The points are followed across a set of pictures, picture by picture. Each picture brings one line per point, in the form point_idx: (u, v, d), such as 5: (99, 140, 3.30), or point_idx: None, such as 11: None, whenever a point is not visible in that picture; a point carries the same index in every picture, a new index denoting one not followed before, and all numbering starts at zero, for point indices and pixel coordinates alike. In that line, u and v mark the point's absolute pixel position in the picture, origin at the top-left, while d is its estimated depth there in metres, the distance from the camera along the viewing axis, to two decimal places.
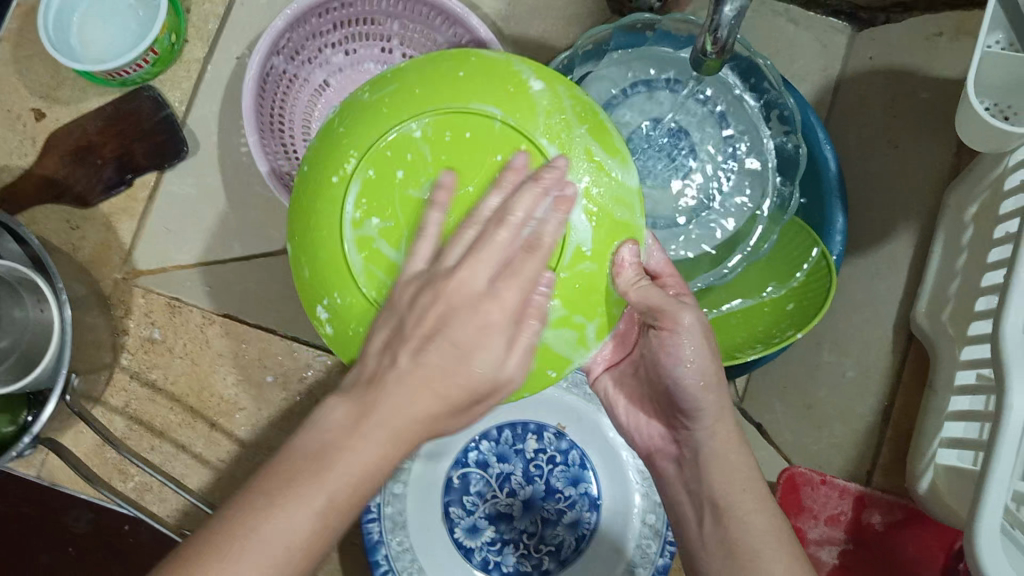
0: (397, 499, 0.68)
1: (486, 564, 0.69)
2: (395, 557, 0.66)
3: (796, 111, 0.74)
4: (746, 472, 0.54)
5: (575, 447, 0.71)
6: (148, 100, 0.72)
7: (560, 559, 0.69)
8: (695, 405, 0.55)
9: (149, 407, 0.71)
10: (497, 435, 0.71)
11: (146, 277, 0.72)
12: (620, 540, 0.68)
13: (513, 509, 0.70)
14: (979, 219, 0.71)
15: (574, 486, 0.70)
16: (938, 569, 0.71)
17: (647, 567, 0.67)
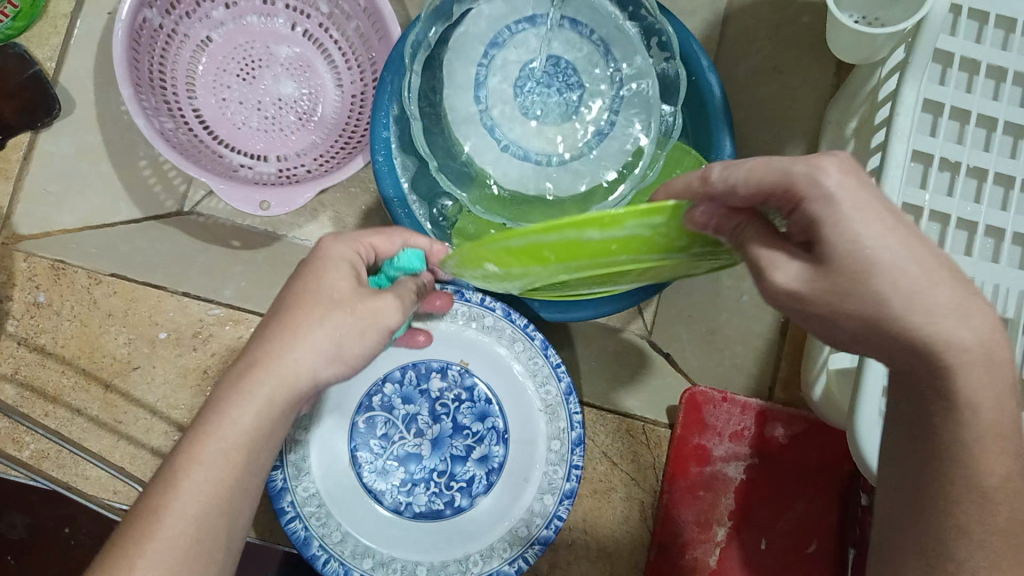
0: (301, 446, 0.67)
1: (397, 505, 0.69)
2: (302, 503, 0.65)
3: (673, 36, 0.75)
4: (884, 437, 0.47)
5: (478, 383, 0.72)
6: (13, 57, 0.69)
7: (472, 495, 0.70)
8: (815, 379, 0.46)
9: (40, 372, 0.68)
10: (400, 376, 0.72)
11: (26, 241, 0.70)
12: (529, 468, 0.69)
13: (422, 448, 0.71)
14: (859, 132, 0.73)
15: (481, 421, 0.71)
16: (840, 475, 0.73)
17: (555, 492, 0.67)
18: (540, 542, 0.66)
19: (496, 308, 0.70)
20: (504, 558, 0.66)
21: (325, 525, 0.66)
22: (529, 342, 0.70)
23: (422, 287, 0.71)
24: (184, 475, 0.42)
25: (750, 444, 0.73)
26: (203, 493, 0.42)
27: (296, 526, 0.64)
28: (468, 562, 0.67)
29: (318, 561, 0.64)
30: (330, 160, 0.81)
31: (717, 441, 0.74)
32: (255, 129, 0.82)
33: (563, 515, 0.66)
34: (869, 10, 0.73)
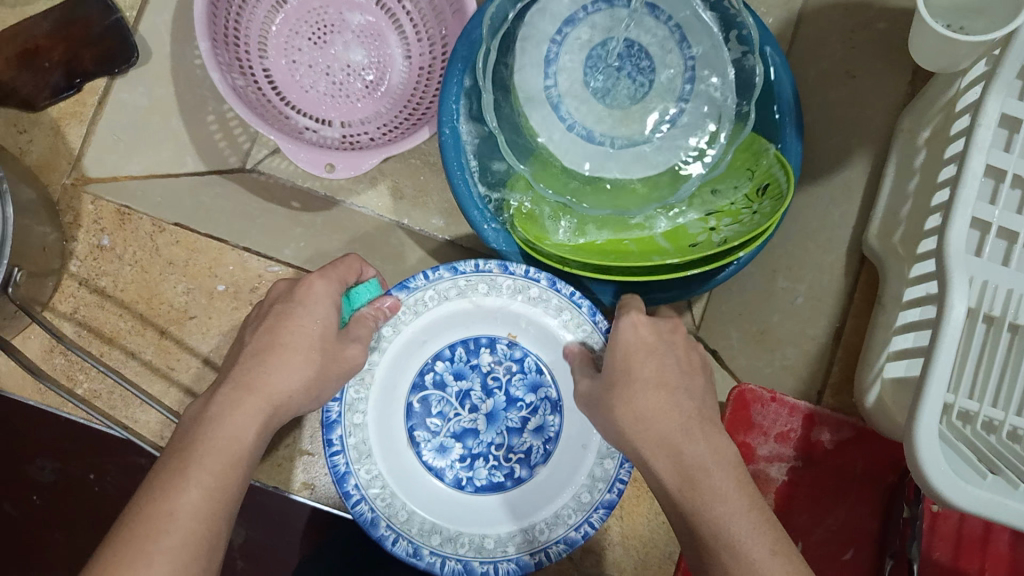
0: (360, 429, 0.67)
1: (459, 481, 0.71)
2: (367, 486, 0.66)
3: (754, 30, 0.74)
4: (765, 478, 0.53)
5: (528, 353, 0.72)
6: (96, 5, 0.70)
7: (530, 465, 0.71)
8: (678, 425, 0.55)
9: (98, 313, 0.69)
10: (450, 354, 0.72)
11: (95, 184, 0.71)
12: (586, 440, 0.69)
13: (478, 423, 0.72)
14: (932, 142, 0.72)
15: (534, 393, 0.72)
16: (883, 486, 0.72)
17: (614, 455, 0.67)
18: (605, 506, 0.66)
19: (541, 278, 0.68)
20: (569, 525, 0.66)
21: (391, 504, 0.66)
22: (576, 311, 0.69)
23: (466, 263, 0.69)
24: (181, 476, 0.48)
25: (794, 446, 0.73)
26: (204, 489, 0.48)
27: (362, 508, 0.65)
28: (534, 530, 0.67)
29: (387, 540, 0.65)
30: (394, 130, 0.81)
31: (763, 441, 0.73)
32: (322, 93, 0.83)
33: (625, 478, 0.66)
34: (953, 18, 0.72)
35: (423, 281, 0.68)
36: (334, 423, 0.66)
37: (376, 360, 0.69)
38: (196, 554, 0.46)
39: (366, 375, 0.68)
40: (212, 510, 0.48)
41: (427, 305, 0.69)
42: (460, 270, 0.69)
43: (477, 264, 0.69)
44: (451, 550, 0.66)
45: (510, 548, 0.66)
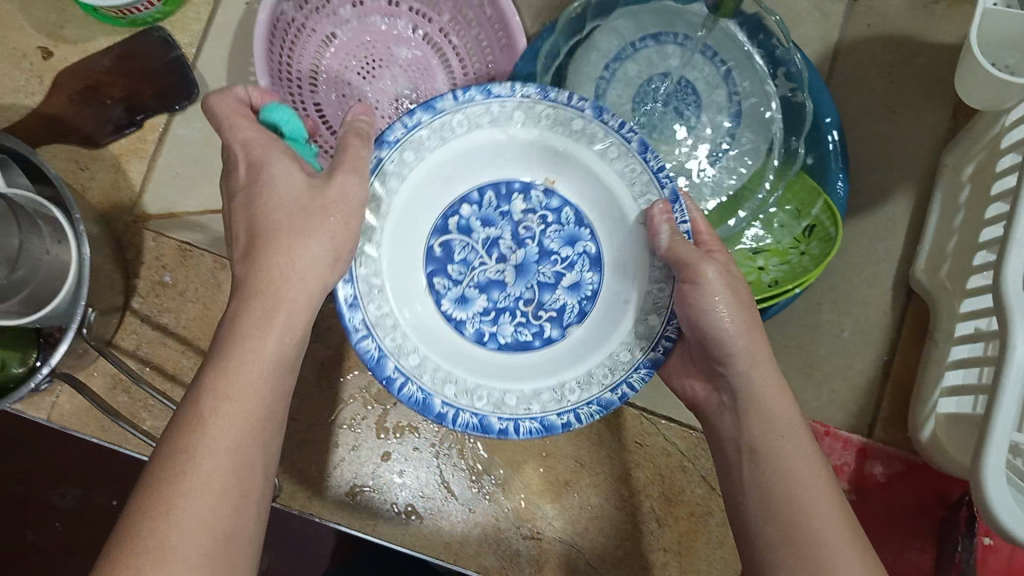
0: (371, 261, 0.61)
1: (480, 336, 0.65)
2: (375, 324, 0.60)
3: (803, 68, 0.74)
4: (795, 426, 0.55)
5: (568, 202, 0.66)
6: (157, 40, 0.70)
7: (563, 325, 0.65)
8: (728, 350, 0.57)
9: (160, 351, 0.69)
10: (478, 198, 0.66)
11: (154, 221, 0.71)
12: (637, 257, 0.64)
13: (506, 275, 0.65)
14: (976, 179, 0.73)
15: (571, 246, 0.66)
16: (935, 520, 0.73)
17: (664, 311, 0.61)
18: (647, 366, 0.61)
19: (586, 106, 0.62)
20: (605, 385, 0.61)
21: (400, 344, 0.60)
22: (625, 146, 0.62)
23: (499, 84, 0.62)
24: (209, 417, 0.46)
25: (848, 479, 0.75)
26: (236, 428, 0.46)
27: (368, 345, 0.59)
28: (564, 390, 0.61)
29: (394, 384, 0.59)
30: None
31: None
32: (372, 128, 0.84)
33: (673, 335, 0.61)
34: (999, 57, 0.71)
35: (452, 103, 0.61)
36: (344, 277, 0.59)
37: (394, 187, 0.62)
38: (228, 495, 0.45)
39: (384, 200, 0.62)
40: (234, 456, 0.46)
41: (454, 129, 0.63)
42: (494, 92, 0.61)
43: (511, 87, 0.61)
44: (467, 403, 0.60)
45: (535, 407, 0.60)
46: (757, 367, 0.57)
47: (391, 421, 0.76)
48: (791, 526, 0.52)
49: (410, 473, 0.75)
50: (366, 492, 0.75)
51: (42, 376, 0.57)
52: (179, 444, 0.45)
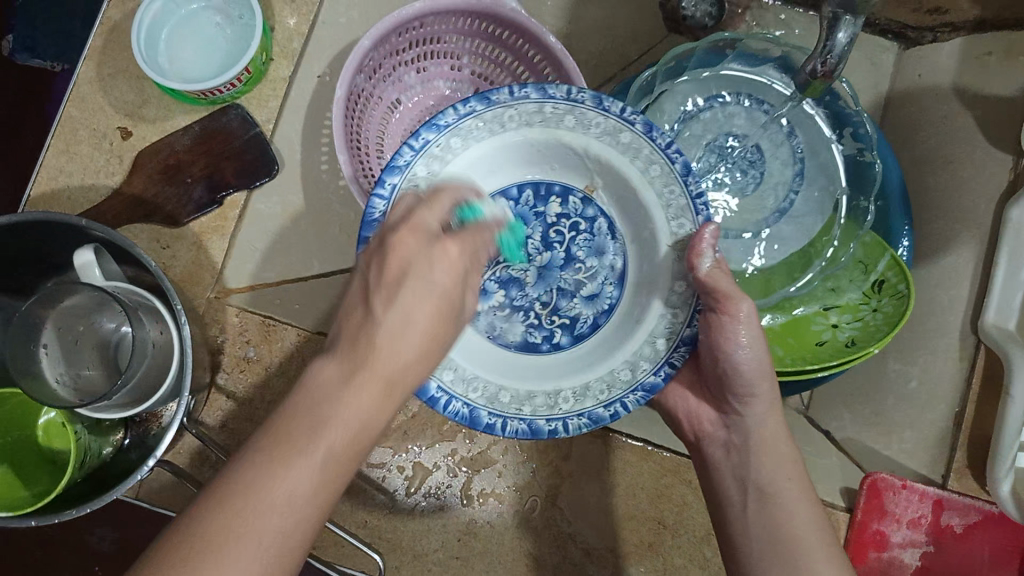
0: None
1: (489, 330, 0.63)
2: None
3: (871, 129, 0.76)
4: (792, 463, 0.59)
5: (603, 214, 0.64)
6: (237, 118, 0.72)
7: (575, 334, 0.63)
8: (748, 389, 0.59)
9: (245, 426, 0.70)
10: (517, 194, 0.65)
11: (237, 296, 0.73)
12: (655, 275, 0.60)
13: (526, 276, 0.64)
14: None
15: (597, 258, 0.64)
16: (1014, 570, 0.74)
17: (671, 338, 0.58)
18: (645, 389, 0.57)
19: (637, 120, 0.58)
20: (599, 401, 0.56)
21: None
22: (669, 167, 0.58)
23: (556, 86, 0.58)
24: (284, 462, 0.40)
25: (927, 531, 0.76)
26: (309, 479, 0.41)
27: None
28: (558, 397, 0.57)
29: (438, 404, 0.55)
30: None
31: (896, 526, 0.77)
32: None
33: (676, 363, 0.57)
34: None
35: (507, 97, 0.58)
36: (372, 221, 0.55)
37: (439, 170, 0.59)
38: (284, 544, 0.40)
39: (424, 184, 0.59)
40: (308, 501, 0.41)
41: (503, 124, 0.60)
42: (550, 94, 0.58)
43: (570, 89, 0.58)
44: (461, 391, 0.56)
45: (526, 408, 0.56)
46: (772, 413, 0.60)
47: (475, 489, 0.72)
48: (778, 544, 0.55)
49: (495, 541, 0.72)
50: (449, 564, 0.71)
51: (148, 469, 0.57)
52: (244, 487, 0.40)
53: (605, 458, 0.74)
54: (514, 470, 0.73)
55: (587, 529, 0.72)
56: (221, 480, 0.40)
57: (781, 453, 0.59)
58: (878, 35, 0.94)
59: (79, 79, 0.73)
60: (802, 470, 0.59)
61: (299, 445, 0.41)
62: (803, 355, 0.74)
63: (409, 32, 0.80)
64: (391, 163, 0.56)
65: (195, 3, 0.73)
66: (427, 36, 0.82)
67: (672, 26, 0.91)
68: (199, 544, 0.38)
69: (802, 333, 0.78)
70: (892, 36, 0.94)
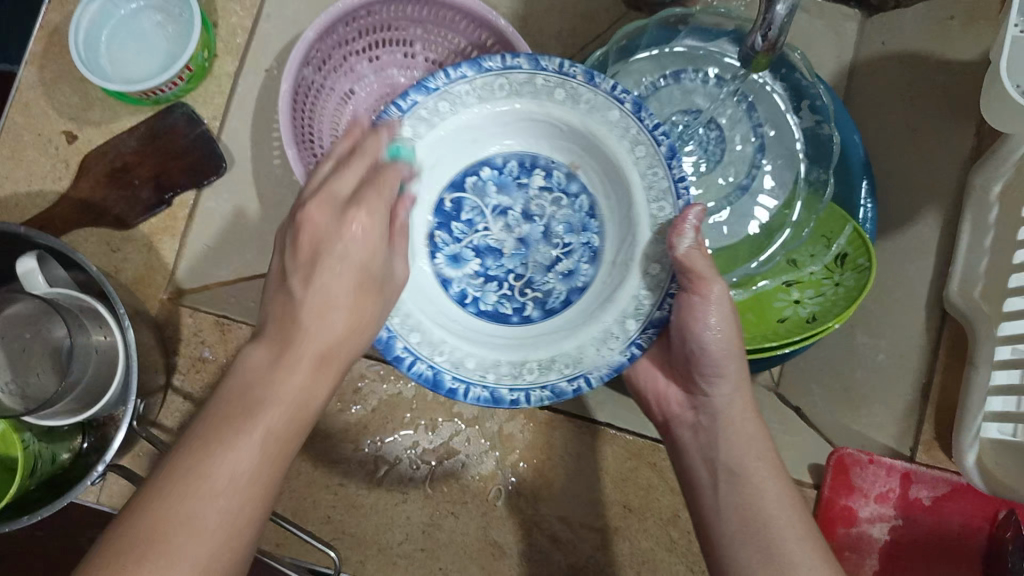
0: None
1: (462, 298, 0.61)
2: None
3: (828, 100, 0.77)
4: (761, 444, 0.57)
5: (587, 192, 0.62)
6: (181, 116, 0.72)
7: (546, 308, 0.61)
8: (716, 371, 0.58)
9: (204, 428, 0.70)
10: (501, 163, 0.63)
11: (190, 296, 0.72)
12: (629, 254, 0.58)
13: (506, 245, 0.62)
14: (1006, 198, 0.73)
15: (577, 234, 0.62)
16: (984, 539, 0.74)
17: (641, 317, 0.56)
18: (611, 367, 0.55)
19: (626, 100, 0.58)
20: (564, 375, 0.55)
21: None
22: (653, 146, 0.57)
23: (550, 59, 0.58)
24: (230, 441, 0.44)
25: (894, 504, 0.76)
26: (224, 508, 0.43)
27: None
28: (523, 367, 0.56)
29: (402, 364, 0.55)
30: None
31: (863, 502, 0.76)
32: None
33: (644, 344, 0.56)
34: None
35: (499, 65, 0.58)
36: None
37: (422, 133, 0.58)
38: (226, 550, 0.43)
39: (408, 144, 0.58)
40: (248, 491, 0.44)
41: (495, 91, 0.59)
42: (542, 65, 0.58)
43: (564, 63, 0.58)
44: (427, 354, 0.56)
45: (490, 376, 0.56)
46: (738, 395, 0.59)
47: (439, 480, 0.73)
48: (751, 527, 0.53)
49: (459, 529, 0.72)
50: (416, 556, 0.71)
51: (98, 473, 0.57)
52: (195, 468, 0.43)
53: (571, 443, 0.73)
54: (478, 458, 0.73)
55: (553, 516, 0.72)
56: (174, 462, 0.44)
57: (746, 431, 0.58)
58: (841, 4, 0.91)
59: (22, 85, 0.73)
60: (772, 451, 0.58)
61: (241, 414, 0.45)
62: (767, 334, 0.72)
63: (357, 21, 0.78)
64: (377, 117, 0.56)
65: (134, 3, 0.73)
66: (378, 24, 0.81)
67: (630, 3, 0.90)
68: (159, 525, 0.42)
69: (766, 312, 0.75)
70: (855, 5, 0.90)
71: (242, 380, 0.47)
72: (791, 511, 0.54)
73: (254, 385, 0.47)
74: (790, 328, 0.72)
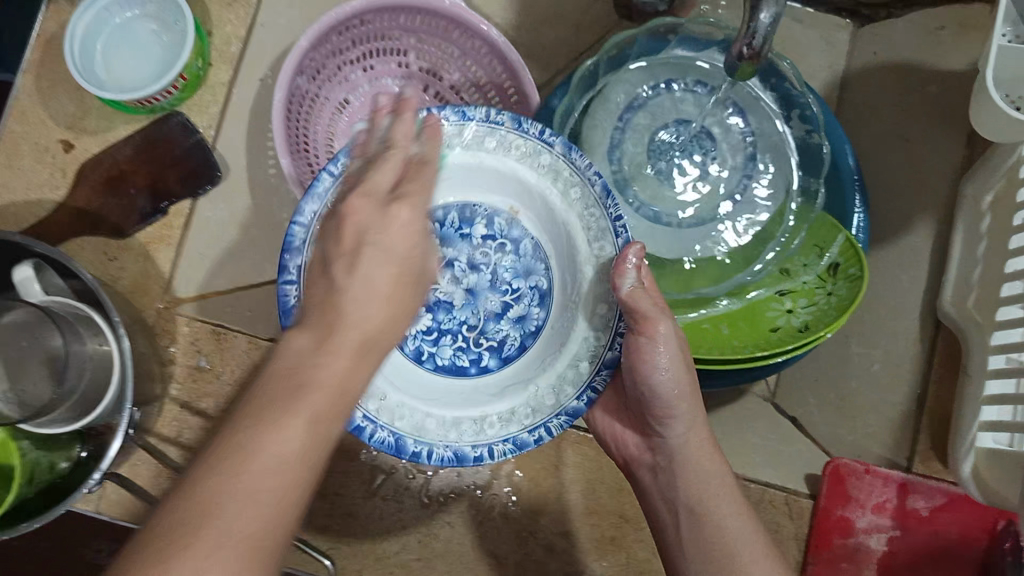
0: None
1: (419, 355, 0.61)
2: (311, 327, 0.55)
3: (818, 110, 0.78)
4: (720, 476, 0.57)
5: (529, 236, 0.63)
6: (177, 125, 0.72)
7: (502, 357, 0.61)
8: (667, 412, 0.57)
9: (199, 437, 0.70)
10: (442, 216, 0.63)
11: (186, 305, 0.72)
12: (576, 296, 0.59)
13: (455, 297, 0.62)
14: (996, 208, 0.74)
15: (524, 278, 0.62)
16: (981, 550, 0.73)
17: (594, 360, 0.56)
18: (569, 413, 0.55)
19: (556, 142, 0.58)
20: (524, 426, 0.55)
21: None
22: (590, 189, 0.58)
23: (477, 108, 0.58)
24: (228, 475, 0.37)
25: (891, 515, 0.75)
26: (259, 501, 0.37)
27: (295, 350, 0.54)
28: (484, 422, 0.55)
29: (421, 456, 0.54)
30: None
31: (860, 513, 0.76)
32: None
33: (599, 387, 0.56)
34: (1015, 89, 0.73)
35: (455, 117, 0.58)
36: (294, 248, 0.54)
37: None
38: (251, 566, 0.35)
39: (335, 200, 0.57)
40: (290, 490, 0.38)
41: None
42: (468, 114, 0.58)
43: (490, 112, 0.58)
44: (387, 420, 0.54)
45: (452, 435, 0.55)
46: (694, 431, 0.58)
47: (434, 490, 0.72)
48: (714, 561, 0.54)
49: (456, 539, 0.71)
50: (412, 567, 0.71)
51: (94, 482, 0.56)
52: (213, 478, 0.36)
53: (568, 451, 0.73)
54: (474, 468, 0.72)
55: (551, 524, 0.72)
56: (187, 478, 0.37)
57: (704, 470, 0.57)
58: (833, 14, 0.89)
59: (19, 94, 0.73)
60: (731, 483, 0.57)
61: (282, 409, 0.39)
62: (759, 342, 0.73)
63: (350, 31, 0.79)
64: (312, 188, 0.54)
65: (130, 12, 0.74)
66: (372, 34, 0.81)
67: (624, 13, 0.90)
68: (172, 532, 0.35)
69: (758, 320, 0.75)
70: (847, 15, 0.89)
71: (290, 364, 0.41)
72: (752, 544, 0.54)
73: (301, 370, 0.41)
74: (783, 334, 0.73)
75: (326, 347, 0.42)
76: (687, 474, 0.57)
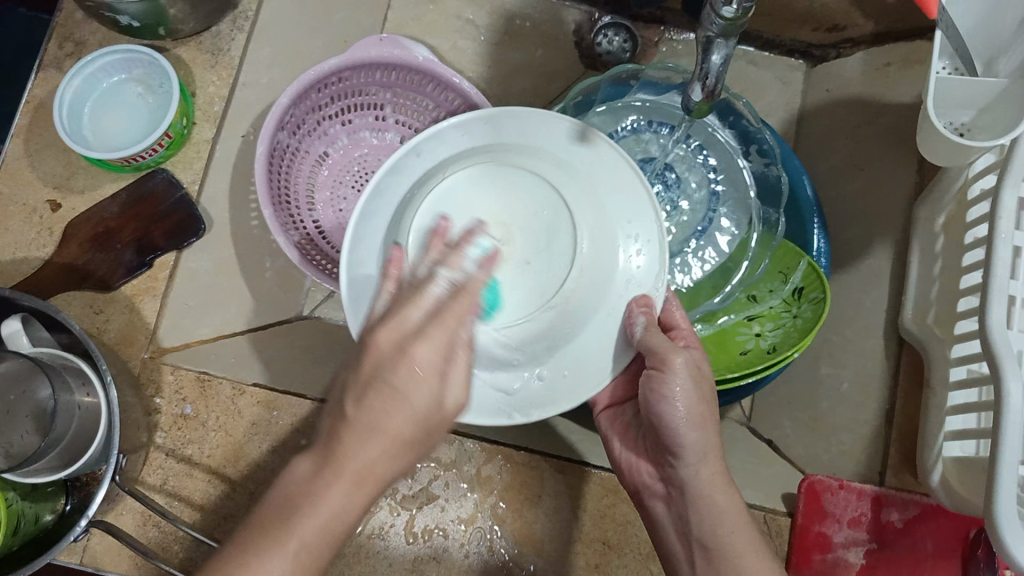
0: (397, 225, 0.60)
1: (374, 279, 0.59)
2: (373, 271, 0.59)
3: (775, 143, 0.81)
4: (735, 514, 0.57)
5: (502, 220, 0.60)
6: (162, 182, 0.76)
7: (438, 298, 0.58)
8: (677, 442, 0.58)
9: (186, 482, 0.71)
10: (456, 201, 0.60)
11: (171, 354, 0.74)
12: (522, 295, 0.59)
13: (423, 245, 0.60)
14: (949, 228, 0.77)
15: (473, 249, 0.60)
16: (958, 559, 0.74)
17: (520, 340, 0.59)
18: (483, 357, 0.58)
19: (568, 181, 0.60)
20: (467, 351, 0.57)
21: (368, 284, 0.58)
22: None
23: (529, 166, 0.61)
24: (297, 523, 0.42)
25: (867, 529, 0.77)
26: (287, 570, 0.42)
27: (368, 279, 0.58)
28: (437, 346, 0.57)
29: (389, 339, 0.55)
30: None
31: (837, 528, 0.78)
32: None
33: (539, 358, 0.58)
34: (956, 116, 0.79)
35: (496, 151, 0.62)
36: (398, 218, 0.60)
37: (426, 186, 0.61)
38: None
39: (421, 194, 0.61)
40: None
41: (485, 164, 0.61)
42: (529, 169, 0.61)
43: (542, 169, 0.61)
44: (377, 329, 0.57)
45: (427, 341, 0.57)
46: (709, 463, 0.58)
47: (419, 525, 0.73)
48: None
49: (440, 573, 0.73)
50: None
51: (79, 529, 0.58)
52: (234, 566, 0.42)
53: (547, 481, 0.75)
54: (457, 502, 0.74)
55: (532, 553, 0.73)
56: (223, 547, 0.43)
57: (718, 497, 0.58)
58: (786, 56, 0.99)
59: (8, 157, 0.76)
60: (747, 523, 0.57)
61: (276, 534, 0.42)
62: (729, 368, 0.75)
63: (328, 88, 0.83)
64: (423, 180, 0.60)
65: (117, 76, 0.77)
66: (349, 90, 0.85)
67: (588, 62, 0.95)
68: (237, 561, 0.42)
69: (728, 345, 0.79)
70: (799, 56, 0.98)
71: (285, 491, 0.44)
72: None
73: (296, 498, 0.43)
74: (752, 360, 0.75)
75: (348, 427, 0.43)
76: (711, 497, 0.58)
